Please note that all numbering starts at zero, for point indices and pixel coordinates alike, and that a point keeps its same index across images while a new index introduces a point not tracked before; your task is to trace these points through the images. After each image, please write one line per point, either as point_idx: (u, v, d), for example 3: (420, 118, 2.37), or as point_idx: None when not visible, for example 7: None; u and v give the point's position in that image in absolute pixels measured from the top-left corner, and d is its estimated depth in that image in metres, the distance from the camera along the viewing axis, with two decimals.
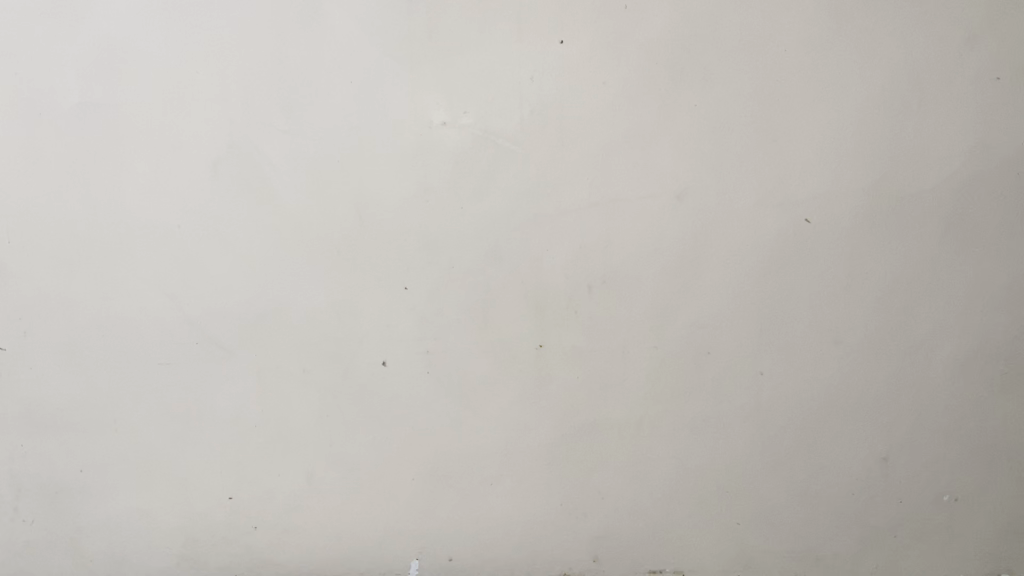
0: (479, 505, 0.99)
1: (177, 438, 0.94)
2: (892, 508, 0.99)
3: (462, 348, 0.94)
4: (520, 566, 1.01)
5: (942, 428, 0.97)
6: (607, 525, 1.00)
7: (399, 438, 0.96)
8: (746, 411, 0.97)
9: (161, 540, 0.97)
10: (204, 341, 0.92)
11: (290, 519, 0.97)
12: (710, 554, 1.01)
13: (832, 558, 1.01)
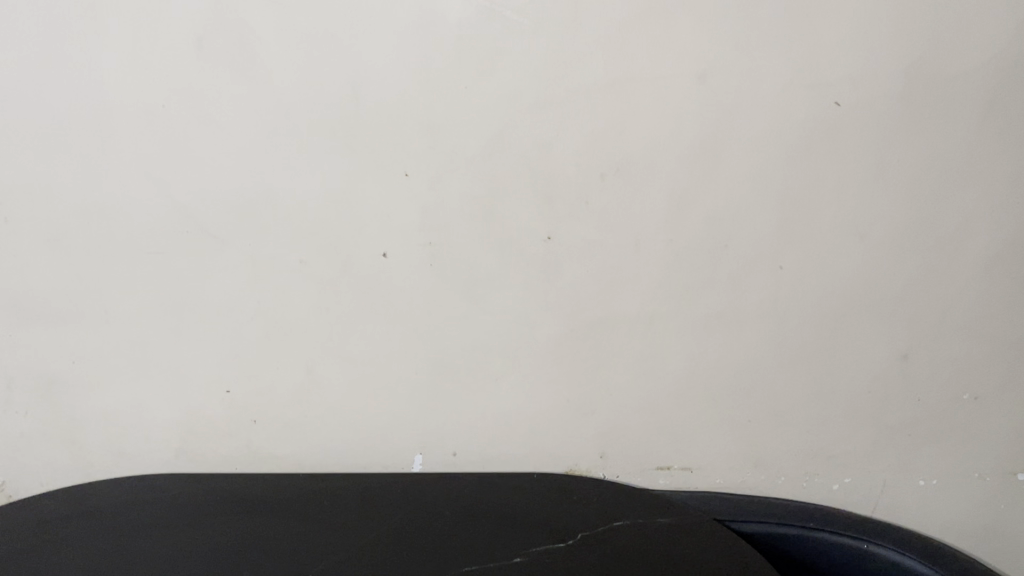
0: (483, 401, 0.97)
1: (170, 331, 0.93)
2: (909, 406, 0.97)
3: (466, 240, 0.90)
4: (524, 463, 1.00)
5: (966, 325, 0.94)
6: (614, 421, 0.98)
7: (401, 333, 0.93)
8: (763, 307, 0.93)
9: (158, 431, 0.97)
10: (197, 231, 0.89)
11: (290, 412, 0.97)
12: (718, 452, 1.00)
13: (844, 456, 0.99)
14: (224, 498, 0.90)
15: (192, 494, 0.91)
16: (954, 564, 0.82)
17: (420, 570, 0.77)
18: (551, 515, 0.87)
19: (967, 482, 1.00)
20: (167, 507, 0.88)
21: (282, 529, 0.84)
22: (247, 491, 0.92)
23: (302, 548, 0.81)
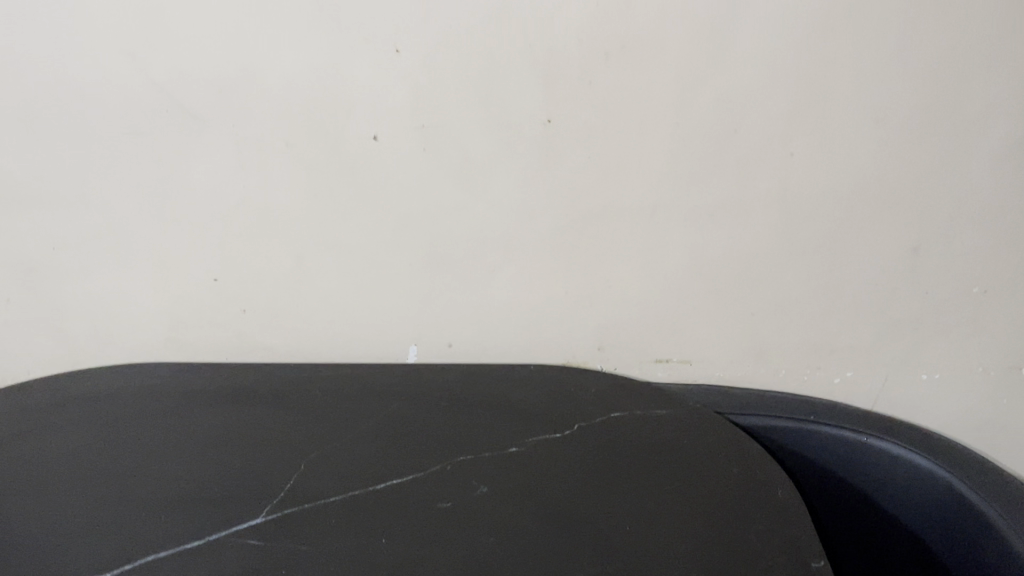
0: (480, 292, 0.95)
1: (152, 216, 0.89)
2: (916, 299, 0.94)
3: (462, 122, 0.84)
4: (521, 353, 0.99)
5: (981, 216, 0.90)
6: (613, 313, 0.96)
7: (395, 221, 0.90)
8: (771, 196, 0.89)
9: (146, 319, 0.95)
10: (177, 111, 0.83)
11: (281, 301, 0.94)
12: (719, 344, 0.98)
13: (845, 349, 0.98)
14: (216, 387, 0.89)
15: (184, 382, 0.90)
16: (954, 457, 0.81)
17: (415, 460, 0.76)
18: (548, 406, 0.86)
19: (970, 376, 0.99)
20: (158, 395, 0.87)
21: (275, 417, 0.83)
22: (240, 380, 0.90)
23: (295, 438, 0.79)
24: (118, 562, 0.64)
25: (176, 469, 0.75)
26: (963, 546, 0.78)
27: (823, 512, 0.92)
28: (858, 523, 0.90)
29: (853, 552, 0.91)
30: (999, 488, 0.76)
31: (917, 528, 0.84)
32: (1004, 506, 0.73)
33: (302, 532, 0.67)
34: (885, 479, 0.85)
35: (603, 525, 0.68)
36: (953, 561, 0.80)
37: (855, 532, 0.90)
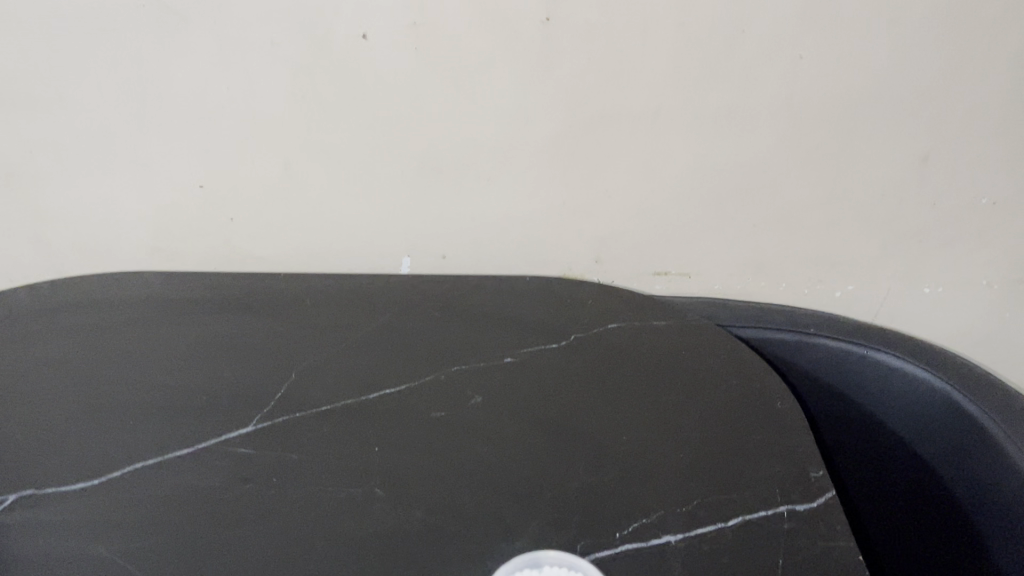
0: (475, 202, 0.92)
1: (131, 119, 0.85)
2: (923, 210, 0.92)
3: (455, 21, 0.80)
4: (516, 265, 0.97)
5: (995, 124, 0.87)
6: (611, 224, 0.94)
7: (386, 126, 0.86)
8: (777, 102, 0.85)
9: (131, 226, 0.92)
10: (153, 6, 0.78)
11: (269, 210, 0.92)
12: (719, 256, 0.96)
13: (847, 261, 0.96)
14: (203, 290, 0.87)
15: (171, 286, 0.88)
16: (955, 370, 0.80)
17: (408, 370, 0.75)
18: (546, 309, 0.84)
19: (973, 290, 0.97)
20: (143, 299, 0.85)
21: (264, 325, 0.81)
22: (229, 283, 0.88)
23: (285, 347, 0.78)
24: (107, 471, 0.63)
25: (164, 377, 0.73)
26: (960, 462, 0.77)
27: (823, 424, 0.91)
28: (858, 435, 0.89)
29: (851, 464, 0.90)
30: (999, 400, 0.75)
31: (914, 443, 0.83)
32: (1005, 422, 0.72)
33: (294, 441, 0.66)
34: (886, 392, 0.83)
35: (599, 435, 0.67)
36: (946, 477, 0.79)
37: (854, 444, 0.89)
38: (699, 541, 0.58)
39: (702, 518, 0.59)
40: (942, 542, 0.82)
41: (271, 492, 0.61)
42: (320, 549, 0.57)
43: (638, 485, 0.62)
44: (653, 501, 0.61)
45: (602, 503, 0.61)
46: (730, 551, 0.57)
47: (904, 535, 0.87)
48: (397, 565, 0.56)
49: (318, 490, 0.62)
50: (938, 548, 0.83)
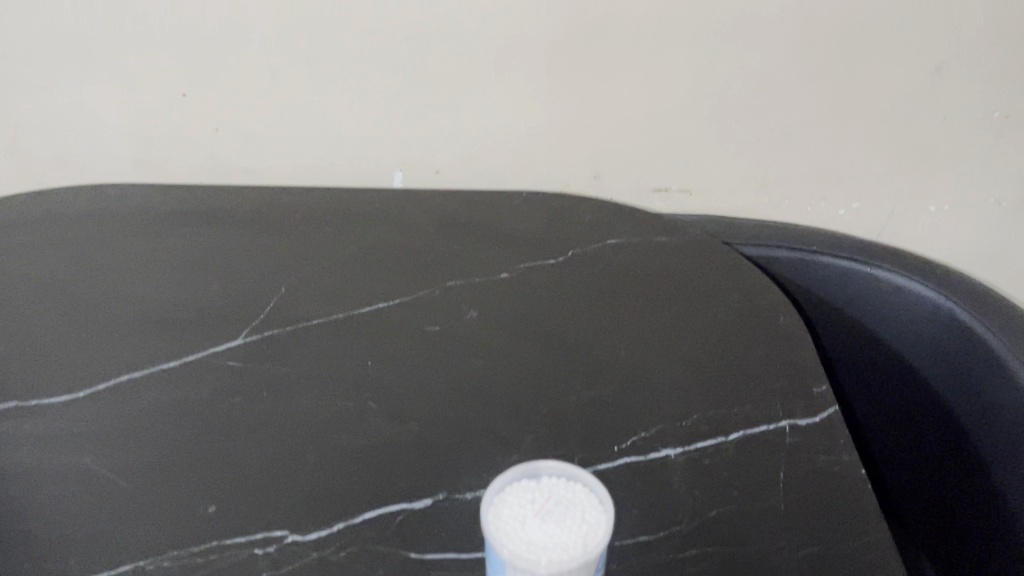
0: (470, 113, 0.88)
1: (106, 22, 0.80)
2: (932, 125, 0.89)
3: None
4: (512, 180, 0.94)
5: (1013, 33, 0.83)
6: (611, 137, 0.90)
7: (376, 31, 0.82)
8: (787, 10, 0.81)
9: (112, 137, 0.89)
10: None
11: (255, 119, 0.88)
12: (720, 172, 0.93)
13: (853, 177, 0.93)
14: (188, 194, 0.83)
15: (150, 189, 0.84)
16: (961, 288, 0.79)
17: (399, 283, 0.72)
18: (544, 219, 0.81)
19: (980, 207, 0.95)
20: (122, 207, 0.81)
21: (249, 234, 0.78)
22: (210, 188, 0.84)
23: (272, 258, 0.75)
24: (91, 385, 0.61)
25: (147, 291, 0.71)
26: (971, 387, 0.75)
27: (825, 347, 0.87)
28: (862, 358, 0.85)
29: (853, 387, 0.87)
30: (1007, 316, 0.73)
31: (925, 369, 0.80)
32: (1018, 346, 0.70)
33: (283, 355, 0.64)
34: (899, 316, 0.80)
35: (597, 351, 0.66)
36: (955, 407, 0.77)
37: (857, 368, 0.86)
38: (698, 455, 0.57)
39: (702, 432, 0.58)
40: (943, 471, 0.79)
41: (260, 406, 0.60)
42: (311, 462, 0.56)
43: (637, 400, 0.61)
44: (651, 415, 0.60)
45: (601, 417, 0.60)
46: (729, 465, 0.56)
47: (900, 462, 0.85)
48: (390, 478, 0.55)
49: (309, 404, 0.60)
50: (937, 472, 0.80)
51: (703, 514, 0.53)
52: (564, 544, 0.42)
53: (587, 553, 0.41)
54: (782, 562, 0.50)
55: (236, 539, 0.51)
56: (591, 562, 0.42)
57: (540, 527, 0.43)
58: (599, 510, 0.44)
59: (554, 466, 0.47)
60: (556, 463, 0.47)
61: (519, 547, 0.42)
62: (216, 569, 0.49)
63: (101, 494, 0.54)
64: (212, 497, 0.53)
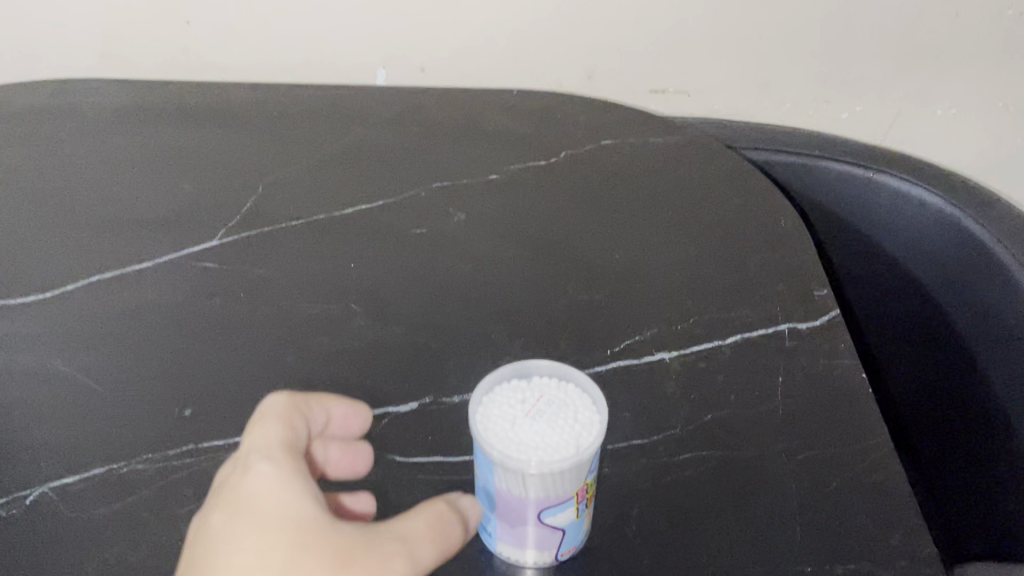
0: (457, 5, 0.83)
1: None
2: (944, 23, 0.85)
3: None
4: (502, 78, 0.89)
5: None
6: (607, 33, 0.85)
7: None
8: None
9: (75, 28, 0.83)
10: None
11: (231, 10, 0.83)
12: (720, 73, 0.89)
13: (858, 79, 0.89)
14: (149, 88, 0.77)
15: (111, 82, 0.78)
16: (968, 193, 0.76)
17: (382, 181, 0.68)
18: (534, 118, 0.75)
19: (988, 112, 0.92)
20: (93, 98, 0.76)
21: (222, 131, 0.74)
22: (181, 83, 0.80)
23: (251, 155, 0.71)
24: (59, 286, 0.58)
25: (120, 189, 0.67)
26: (979, 297, 0.70)
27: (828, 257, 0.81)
28: (867, 271, 0.79)
29: (857, 301, 0.81)
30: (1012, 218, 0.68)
31: (936, 283, 0.74)
32: None
33: (262, 257, 0.61)
34: (906, 224, 0.74)
35: (589, 255, 0.63)
36: (965, 322, 0.72)
37: (861, 281, 0.80)
38: (694, 360, 0.55)
39: (698, 336, 0.56)
40: (949, 390, 0.74)
41: (238, 308, 0.57)
42: (292, 365, 0.54)
43: (631, 302, 0.59)
44: (646, 319, 0.57)
45: (592, 321, 0.57)
46: (726, 369, 0.54)
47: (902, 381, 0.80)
48: (374, 383, 0.53)
49: (290, 307, 0.58)
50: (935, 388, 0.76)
51: (698, 419, 0.51)
52: (557, 444, 0.40)
53: (581, 453, 0.40)
54: (778, 466, 0.48)
55: (214, 442, 0.49)
56: (586, 461, 0.40)
57: (531, 428, 0.41)
58: (592, 411, 0.42)
59: (544, 365, 0.45)
60: (546, 361, 0.45)
61: (509, 450, 0.40)
62: (192, 470, 0.47)
63: (72, 396, 0.51)
64: (188, 400, 0.51)
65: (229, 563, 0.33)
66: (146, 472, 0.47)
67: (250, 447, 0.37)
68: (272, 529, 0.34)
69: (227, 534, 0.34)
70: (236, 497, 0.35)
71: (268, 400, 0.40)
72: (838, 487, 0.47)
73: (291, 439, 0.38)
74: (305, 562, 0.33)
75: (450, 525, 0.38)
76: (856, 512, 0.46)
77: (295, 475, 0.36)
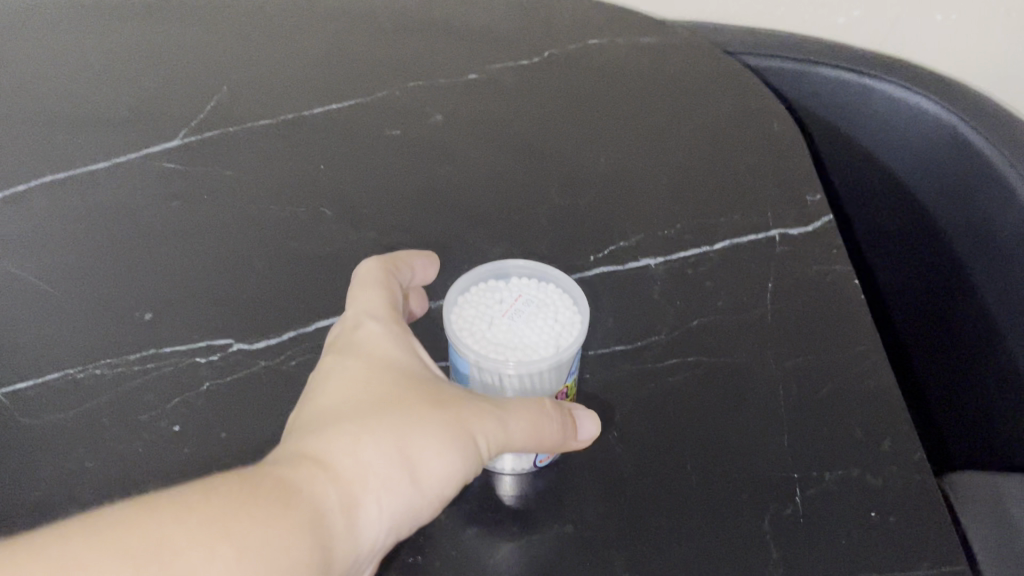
0: None
1: None
2: None
3: None
4: None
5: None
6: None
7: None
8: None
9: None
10: None
11: None
12: None
13: None
14: None
15: None
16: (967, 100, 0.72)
17: (354, 79, 0.64)
18: (518, 10, 0.71)
19: None
20: None
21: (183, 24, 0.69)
22: None
23: (214, 49, 0.66)
24: (11, 186, 0.55)
25: (77, 84, 0.63)
26: (973, 216, 0.65)
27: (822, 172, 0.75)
28: (872, 188, 0.73)
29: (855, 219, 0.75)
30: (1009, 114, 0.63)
31: (942, 201, 0.67)
32: None
33: (227, 157, 0.58)
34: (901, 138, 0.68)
35: (573, 159, 0.60)
36: (958, 242, 0.66)
37: (867, 199, 0.74)
38: (682, 266, 0.52)
39: (684, 242, 0.54)
40: (942, 315, 0.69)
41: (202, 210, 0.54)
42: (260, 269, 0.51)
43: (615, 207, 0.56)
44: (632, 224, 0.55)
45: (574, 227, 0.55)
46: (714, 275, 0.52)
47: (914, 318, 0.73)
48: (345, 287, 0.50)
49: (257, 210, 0.55)
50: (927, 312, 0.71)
51: (684, 325, 0.49)
52: (536, 345, 0.38)
53: (561, 355, 0.38)
54: (765, 373, 0.46)
55: (175, 346, 0.47)
56: (565, 363, 0.38)
57: (508, 328, 0.39)
58: (574, 311, 0.40)
59: (524, 264, 0.42)
60: (525, 261, 0.42)
61: (484, 351, 0.38)
62: (153, 376, 0.45)
63: (26, 299, 0.49)
64: (148, 304, 0.49)
65: (337, 391, 0.36)
66: (105, 377, 0.45)
67: (359, 309, 0.40)
68: (377, 371, 0.37)
69: (338, 371, 0.37)
70: (346, 347, 0.38)
71: (365, 265, 0.42)
72: (826, 394, 0.45)
73: (395, 305, 0.41)
74: (404, 399, 0.35)
75: (550, 419, 0.37)
76: (845, 419, 0.44)
77: (400, 334, 0.39)
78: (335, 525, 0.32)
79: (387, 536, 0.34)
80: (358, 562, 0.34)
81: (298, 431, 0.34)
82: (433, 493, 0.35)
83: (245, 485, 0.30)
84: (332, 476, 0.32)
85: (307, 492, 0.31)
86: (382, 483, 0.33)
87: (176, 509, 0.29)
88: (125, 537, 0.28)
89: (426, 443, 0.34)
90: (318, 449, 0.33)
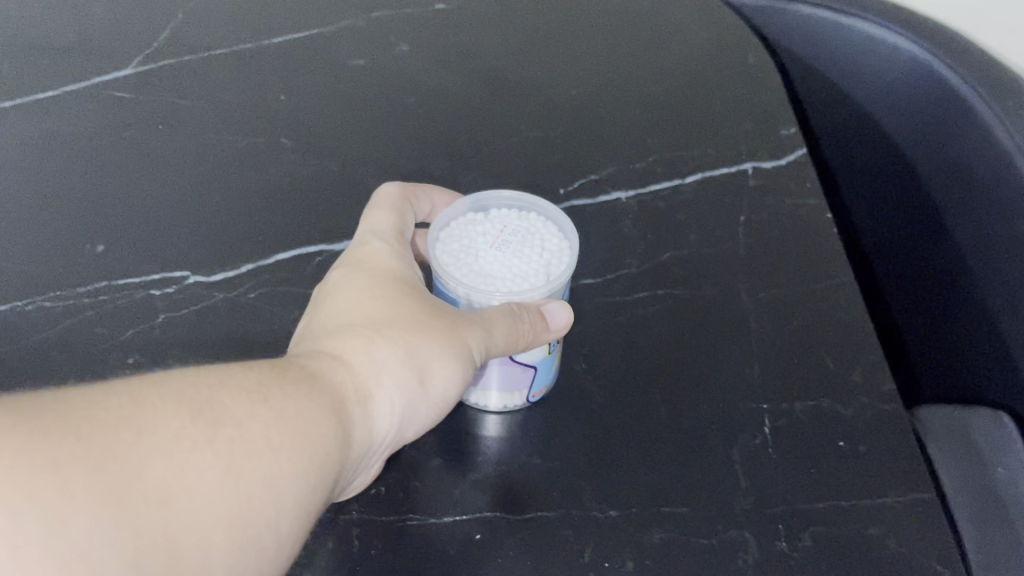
0: None
1: None
2: None
3: None
4: None
5: None
6: None
7: None
8: None
9: None
10: None
11: None
12: None
13: None
14: None
15: None
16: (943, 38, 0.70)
17: (314, 8, 0.62)
18: None
19: None
20: None
21: None
22: None
23: None
24: None
25: (22, 8, 0.60)
26: (945, 155, 0.63)
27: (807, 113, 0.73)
28: (851, 127, 0.72)
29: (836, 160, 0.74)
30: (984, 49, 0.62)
31: (919, 140, 0.66)
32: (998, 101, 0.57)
33: (182, 87, 0.55)
34: (879, 78, 0.67)
35: (542, 90, 0.58)
36: (932, 182, 0.66)
37: (846, 138, 0.72)
38: (653, 200, 0.51)
39: (656, 175, 0.53)
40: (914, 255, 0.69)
41: (155, 141, 0.52)
42: (217, 200, 0.49)
43: (586, 141, 0.55)
44: (602, 158, 0.54)
45: (543, 159, 0.53)
46: (686, 209, 0.51)
47: (891, 260, 0.72)
48: (305, 219, 0.48)
49: (214, 140, 0.52)
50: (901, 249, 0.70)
51: (655, 258, 0.48)
52: (526, 275, 0.37)
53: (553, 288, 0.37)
54: (738, 303, 0.46)
55: (129, 279, 0.45)
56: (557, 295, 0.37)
57: (496, 257, 0.38)
58: (562, 240, 0.39)
59: (506, 198, 0.41)
60: (508, 193, 0.41)
61: (472, 281, 0.37)
62: (105, 309, 0.43)
63: None
64: (100, 236, 0.47)
65: (346, 300, 0.34)
66: (54, 310, 0.43)
67: (366, 228, 0.39)
68: (384, 281, 0.35)
69: (345, 282, 0.35)
70: (350, 262, 0.37)
71: (383, 189, 0.41)
72: (799, 324, 0.45)
73: (402, 229, 0.39)
74: (410, 307, 0.34)
75: (522, 316, 0.35)
76: (815, 351, 0.44)
77: (404, 255, 0.37)
78: (354, 414, 0.30)
79: (393, 436, 0.33)
80: (365, 456, 0.32)
81: (308, 339, 0.33)
82: (439, 395, 0.34)
83: (273, 369, 0.29)
84: (350, 371, 0.31)
85: (329, 383, 0.30)
86: (395, 382, 0.32)
87: (211, 377, 0.27)
88: (173, 390, 0.25)
89: (436, 347, 0.33)
90: (333, 349, 0.32)
